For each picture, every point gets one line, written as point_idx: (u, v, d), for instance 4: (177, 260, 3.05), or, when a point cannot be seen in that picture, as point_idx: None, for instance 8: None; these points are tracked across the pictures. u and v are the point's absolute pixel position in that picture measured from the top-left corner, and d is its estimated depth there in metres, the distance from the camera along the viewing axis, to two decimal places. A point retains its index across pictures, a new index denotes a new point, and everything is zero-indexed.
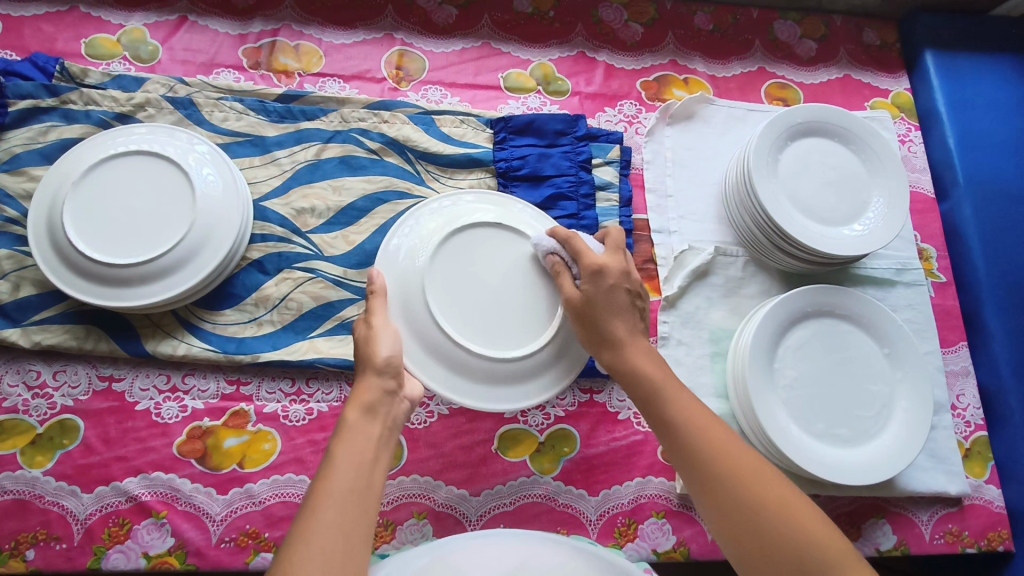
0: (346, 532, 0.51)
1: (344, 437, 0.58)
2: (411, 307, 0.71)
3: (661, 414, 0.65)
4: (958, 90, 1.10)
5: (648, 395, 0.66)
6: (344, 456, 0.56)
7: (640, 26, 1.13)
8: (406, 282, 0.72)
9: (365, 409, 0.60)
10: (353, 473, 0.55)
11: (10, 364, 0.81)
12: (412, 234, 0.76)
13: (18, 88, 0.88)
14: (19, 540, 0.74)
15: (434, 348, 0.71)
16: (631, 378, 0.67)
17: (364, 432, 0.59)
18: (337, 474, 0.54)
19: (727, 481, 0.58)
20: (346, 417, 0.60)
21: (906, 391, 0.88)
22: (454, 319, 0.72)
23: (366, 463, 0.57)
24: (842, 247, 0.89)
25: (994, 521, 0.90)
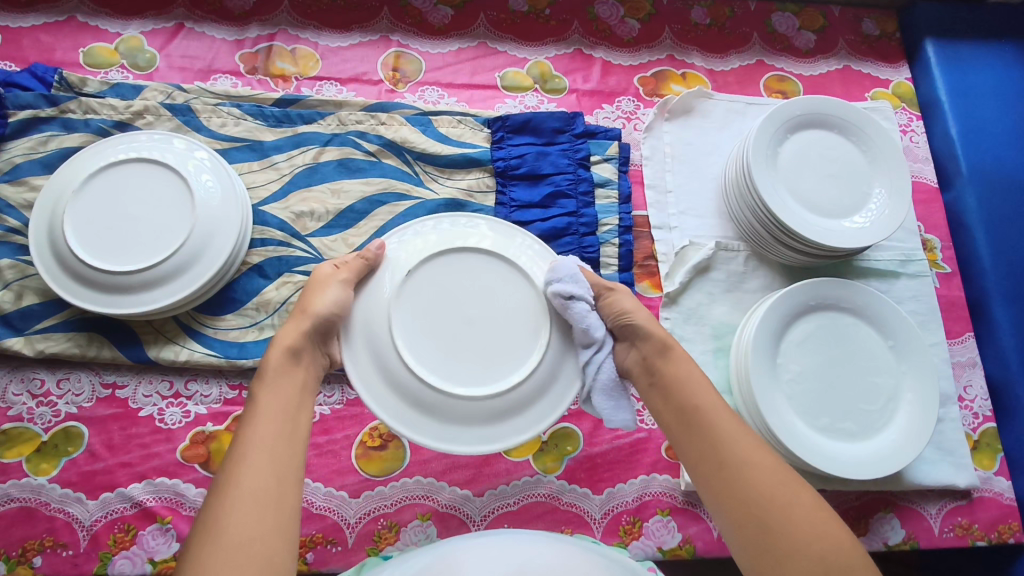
0: (273, 478, 0.54)
1: (267, 384, 0.62)
2: (381, 350, 0.65)
3: (691, 418, 0.63)
4: (959, 79, 1.09)
5: (675, 399, 0.65)
6: (268, 401, 0.60)
7: (637, 22, 1.13)
8: (374, 318, 0.67)
9: (287, 353, 0.64)
10: (274, 420, 0.59)
11: (13, 373, 0.82)
12: (398, 256, 0.70)
13: (17, 98, 0.89)
14: (25, 547, 0.75)
15: (397, 385, 0.65)
16: (663, 377, 0.66)
17: (286, 377, 0.63)
18: (259, 424, 0.58)
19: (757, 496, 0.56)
20: (268, 361, 0.63)
21: (912, 383, 0.87)
22: (414, 333, 0.66)
23: (286, 407, 0.60)
24: (842, 240, 0.88)
25: (1005, 514, 0.88)
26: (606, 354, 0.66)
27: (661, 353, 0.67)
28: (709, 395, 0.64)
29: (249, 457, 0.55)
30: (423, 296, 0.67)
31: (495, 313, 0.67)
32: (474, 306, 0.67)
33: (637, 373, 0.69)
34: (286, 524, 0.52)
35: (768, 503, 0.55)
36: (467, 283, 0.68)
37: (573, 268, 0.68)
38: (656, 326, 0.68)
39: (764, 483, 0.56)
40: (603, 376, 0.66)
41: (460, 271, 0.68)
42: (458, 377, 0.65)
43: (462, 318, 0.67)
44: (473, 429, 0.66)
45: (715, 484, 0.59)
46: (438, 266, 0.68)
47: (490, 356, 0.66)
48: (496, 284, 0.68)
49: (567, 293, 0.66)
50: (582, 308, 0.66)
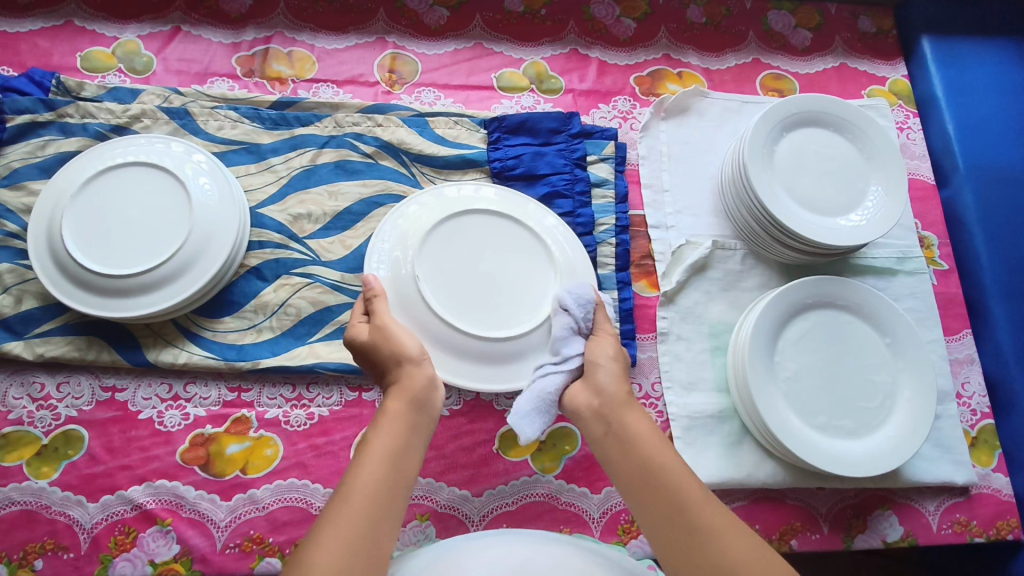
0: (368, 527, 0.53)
1: (382, 424, 0.61)
2: (401, 280, 0.76)
3: (651, 482, 0.60)
4: (955, 75, 1.09)
5: (633, 457, 0.62)
6: (379, 445, 0.59)
7: (633, 22, 1.13)
8: (401, 251, 0.77)
9: (406, 398, 0.63)
10: (384, 465, 0.58)
11: (14, 377, 0.82)
12: (433, 207, 0.82)
13: (15, 103, 0.89)
14: (27, 550, 0.75)
15: (405, 311, 0.75)
16: (622, 431, 0.64)
17: (400, 423, 0.61)
18: (366, 466, 0.57)
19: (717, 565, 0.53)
20: (387, 404, 0.63)
21: (909, 380, 0.87)
22: (439, 287, 0.76)
23: (398, 450, 0.59)
24: (838, 238, 0.88)
25: (1003, 510, 0.89)
26: (559, 372, 0.69)
27: (620, 405, 0.66)
28: (669, 454, 0.62)
29: (349, 498, 0.54)
30: (448, 246, 0.78)
31: (503, 272, 0.78)
32: (485, 258, 0.79)
33: (591, 423, 0.66)
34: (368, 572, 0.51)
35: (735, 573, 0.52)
36: (487, 242, 0.80)
37: (587, 296, 0.73)
38: (619, 384, 0.67)
39: (729, 552, 0.54)
40: (540, 384, 0.68)
41: (483, 231, 0.80)
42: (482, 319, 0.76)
43: (476, 269, 0.78)
44: (505, 363, 0.76)
45: (679, 551, 0.56)
46: (447, 231, 0.79)
47: (489, 305, 0.77)
48: (510, 249, 0.80)
49: (565, 302, 0.72)
50: (565, 323, 0.71)
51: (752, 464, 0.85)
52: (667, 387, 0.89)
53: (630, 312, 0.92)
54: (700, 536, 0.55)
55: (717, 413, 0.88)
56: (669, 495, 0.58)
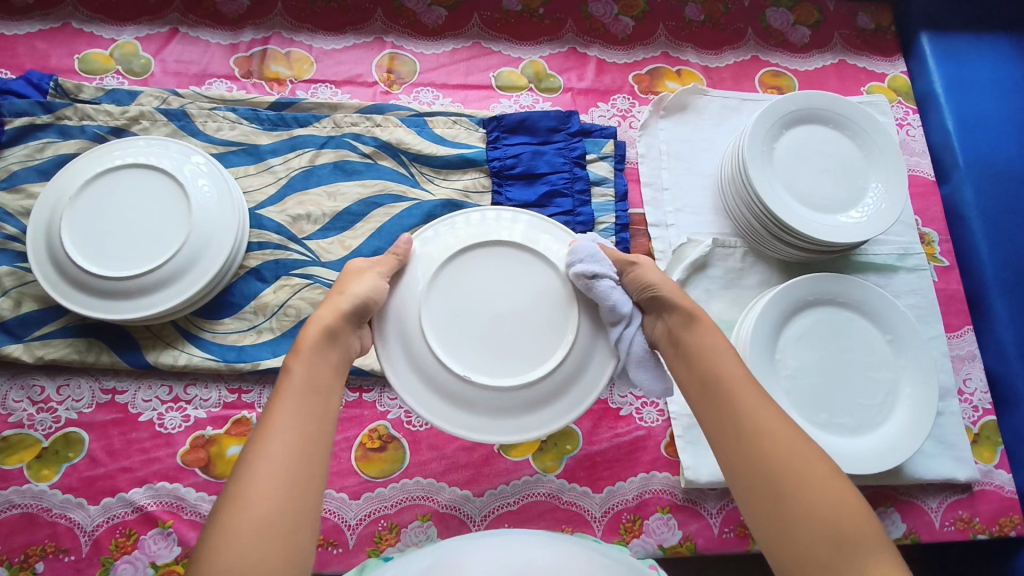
0: (299, 454, 0.53)
1: (298, 357, 0.59)
2: (412, 346, 0.65)
3: (712, 391, 0.61)
4: (955, 71, 1.09)
5: (696, 368, 0.63)
6: (297, 378, 0.57)
7: (631, 20, 1.12)
8: (403, 314, 0.66)
9: (323, 329, 0.61)
10: (306, 395, 0.57)
11: (14, 379, 0.82)
12: (430, 250, 0.69)
13: (13, 106, 0.89)
14: (28, 553, 0.75)
15: (430, 382, 0.65)
16: (687, 348, 0.64)
17: (319, 355, 0.60)
18: (288, 399, 0.56)
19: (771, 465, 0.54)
20: (305, 336, 0.61)
21: (911, 377, 0.87)
22: (449, 341, 0.65)
23: (316, 384, 0.58)
24: (838, 235, 0.88)
25: (1006, 506, 0.88)
26: (636, 328, 0.66)
27: (686, 324, 0.65)
28: (734, 365, 0.62)
29: (275, 430, 0.53)
30: (451, 291, 0.66)
31: (527, 305, 0.66)
32: (498, 296, 0.66)
33: (665, 346, 0.67)
34: (307, 499, 0.51)
35: (783, 469, 0.54)
36: (496, 275, 0.67)
37: (592, 248, 0.65)
38: (681, 297, 0.66)
39: (781, 451, 0.55)
40: (635, 348, 0.65)
41: (489, 263, 0.67)
42: (505, 369, 0.65)
43: (490, 311, 0.66)
44: (535, 411, 0.66)
45: (731, 451, 0.58)
46: (449, 272, 0.66)
47: (521, 345, 0.65)
48: (526, 275, 0.67)
49: (589, 272, 0.64)
50: (607, 286, 0.64)
51: None
52: None
53: None
54: (750, 437, 0.56)
55: None
56: (728, 402, 0.59)
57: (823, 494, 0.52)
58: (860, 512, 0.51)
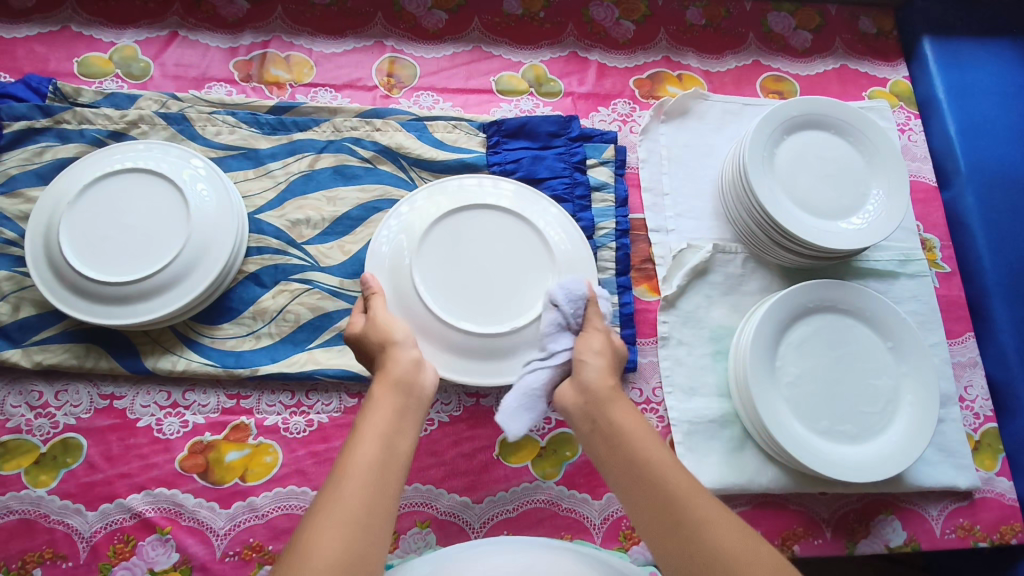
0: (366, 511, 0.52)
1: (369, 411, 0.60)
2: (406, 297, 0.77)
3: (642, 475, 0.58)
4: (957, 77, 1.08)
5: (620, 449, 0.61)
6: (369, 428, 0.58)
7: (632, 24, 1.12)
8: (399, 269, 0.78)
9: (392, 382, 0.63)
10: (376, 450, 0.56)
11: (12, 385, 0.82)
12: (417, 212, 0.83)
13: (12, 110, 0.89)
14: (25, 559, 0.75)
15: (421, 329, 0.76)
16: (609, 426, 0.62)
17: (389, 406, 0.61)
18: (361, 452, 0.56)
19: (708, 553, 0.52)
20: (374, 390, 0.62)
21: (912, 384, 0.86)
22: (440, 289, 0.78)
23: (389, 435, 0.58)
24: (840, 241, 0.87)
25: (1007, 514, 0.88)
26: (546, 367, 0.68)
27: (605, 400, 0.64)
28: (658, 447, 0.60)
29: (342, 484, 0.53)
30: (442, 249, 0.80)
31: (504, 262, 0.80)
32: (482, 254, 0.80)
33: (579, 419, 0.65)
34: (369, 560, 0.50)
35: (727, 563, 0.51)
36: (481, 236, 0.81)
37: (579, 290, 0.70)
38: (605, 378, 0.65)
39: (723, 544, 0.52)
40: (526, 381, 0.67)
41: (473, 225, 0.81)
42: (488, 317, 0.77)
43: (475, 267, 0.80)
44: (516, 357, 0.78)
45: (668, 546, 0.54)
46: (440, 232, 0.80)
47: (500, 297, 0.78)
48: (507, 240, 0.81)
49: (554, 298, 0.70)
50: (554, 318, 0.69)
51: (754, 469, 0.85)
52: (668, 392, 0.89)
53: (631, 316, 0.91)
54: (689, 527, 0.54)
55: (719, 418, 0.87)
56: (659, 489, 0.57)
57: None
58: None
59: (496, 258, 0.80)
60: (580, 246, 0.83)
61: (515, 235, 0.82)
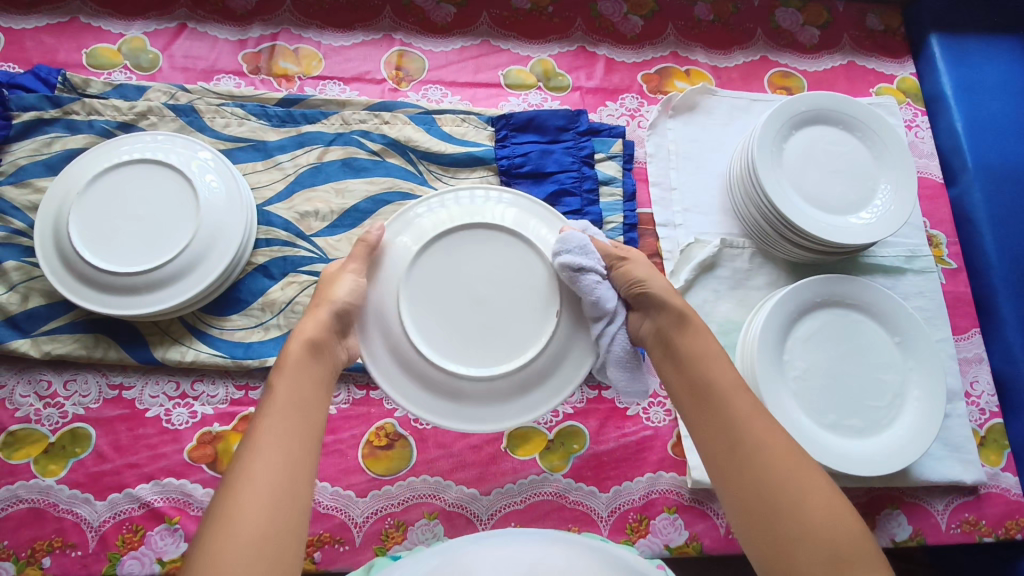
0: (284, 470, 0.54)
1: (283, 374, 0.61)
2: (393, 341, 0.65)
3: (705, 395, 0.62)
4: (964, 73, 1.09)
5: (687, 371, 0.64)
6: (284, 392, 0.59)
7: (640, 19, 1.12)
8: (384, 306, 0.66)
9: (308, 346, 0.63)
10: (292, 413, 0.58)
11: (21, 375, 0.82)
12: (407, 234, 0.69)
13: (21, 100, 0.89)
14: (34, 548, 0.75)
15: (422, 381, 0.65)
16: (676, 350, 0.65)
17: (303, 370, 0.62)
18: (274, 414, 0.57)
19: (760, 469, 0.55)
20: (288, 352, 0.63)
21: (919, 379, 0.87)
22: (430, 328, 0.65)
23: (303, 398, 0.60)
24: (848, 236, 0.88)
25: (1012, 509, 0.88)
26: (618, 325, 0.65)
27: (677, 325, 0.66)
28: (726, 371, 0.63)
29: (260, 446, 0.54)
30: (430, 280, 0.66)
31: (508, 291, 0.66)
32: (481, 282, 0.66)
33: (651, 346, 0.68)
34: (293, 518, 0.52)
35: (781, 483, 0.54)
36: (472, 258, 0.66)
37: (582, 240, 0.65)
38: (671, 296, 0.67)
39: (775, 464, 0.55)
40: (613, 350, 0.65)
41: (471, 246, 0.67)
42: (487, 358, 0.65)
43: (471, 296, 0.66)
44: (519, 399, 0.66)
45: (722, 462, 0.58)
46: (429, 259, 0.66)
47: (507, 327, 0.65)
48: (506, 257, 0.67)
49: (575, 264, 0.64)
50: (593, 280, 0.64)
51: None
52: None
53: None
54: (745, 446, 0.57)
55: None
56: (721, 412, 0.60)
57: (824, 512, 0.52)
58: (857, 532, 0.51)
59: (496, 282, 0.66)
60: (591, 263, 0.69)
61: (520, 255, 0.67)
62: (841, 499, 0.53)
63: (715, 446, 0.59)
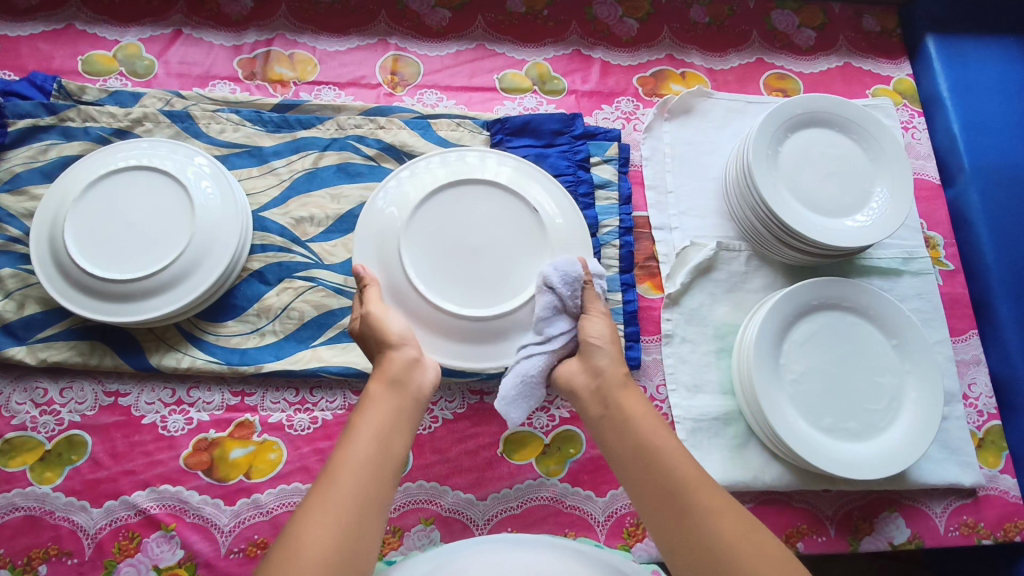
0: (361, 504, 0.55)
1: (367, 407, 0.63)
2: (398, 286, 0.75)
3: (646, 460, 0.61)
4: (961, 74, 1.08)
5: (627, 436, 0.64)
6: (366, 423, 0.61)
7: (636, 22, 1.12)
8: (389, 253, 0.76)
9: (388, 380, 0.66)
10: (373, 446, 0.59)
11: (17, 382, 0.82)
12: (403, 195, 0.79)
13: (17, 108, 0.89)
14: (30, 556, 0.75)
15: (428, 323, 0.75)
16: (616, 413, 0.66)
17: (387, 404, 0.63)
18: (355, 447, 0.59)
19: (709, 538, 0.55)
20: (371, 386, 0.66)
21: (916, 382, 0.86)
22: (431, 274, 0.75)
23: (385, 431, 0.61)
24: (844, 238, 0.87)
25: (1011, 512, 0.88)
26: (542, 352, 0.71)
27: (615, 386, 0.68)
28: (663, 435, 0.63)
29: (339, 479, 0.56)
30: (430, 236, 0.76)
31: (498, 239, 0.76)
32: (474, 232, 0.76)
33: (590, 403, 0.69)
34: (358, 554, 0.52)
35: (729, 549, 0.53)
36: (465, 215, 0.77)
37: (575, 272, 0.71)
38: (616, 365, 0.69)
39: (722, 529, 0.55)
40: (522, 366, 0.71)
41: (465, 201, 0.77)
42: (482, 298, 0.75)
43: (467, 250, 0.76)
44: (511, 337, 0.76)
45: (672, 531, 0.57)
46: (428, 214, 0.77)
47: (502, 272, 0.75)
48: (496, 214, 0.77)
49: (548, 280, 0.71)
50: (548, 301, 0.70)
51: (758, 466, 0.85)
52: (672, 390, 0.89)
53: (634, 314, 0.91)
54: (691, 513, 0.57)
55: (723, 415, 0.87)
56: (665, 478, 0.59)
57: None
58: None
59: (488, 236, 0.76)
60: (572, 214, 0.80)
61: (509, 208, 0.78)
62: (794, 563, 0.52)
63: (664, 518, 0.58)
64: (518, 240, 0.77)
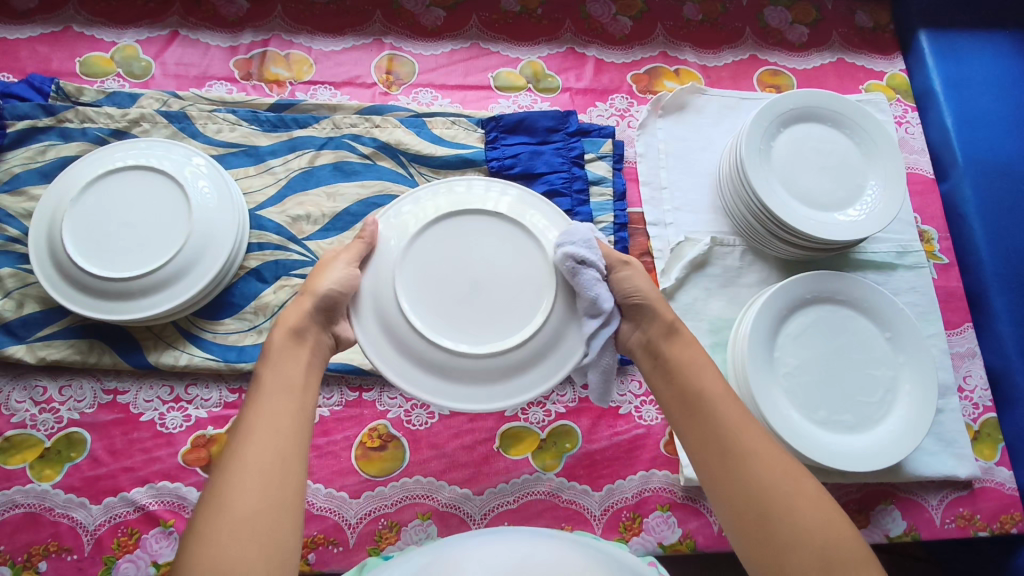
0: (277, 455, 0.55)
1: (271, 361, 0.62)
2: (395, 331, 0.65)
3: (694, 404, 0.62)
4: (954, 69, 1.09)
5: (677, 380, 0.64)
6: (271, 379, 0.60)
7: (629, 20, 1.13)
8: (384, 296, 0.66)
9: (292, 332, 0.64)
10: (279, 399, 0.59)
11: (17, 381, 0.83)
12: (396, 229, 0.69)
13: (15, 109, 0.90)
14: (30, 552, 0.75)
15: (431, 368, 0.65)
16: (666, 361, 0.66)
17: (290, 357, 0.62)
18: (262, 402, 0.58)
19: (753, 477, 0.56)
20: (272, 340, 0.63)
21: (910, 375, 0.87)
22: (431, 314, 0.65)
23: (290, 384, 0.60)
24: (837, 232, 0.88)
25: (1007, 504, 0.88)
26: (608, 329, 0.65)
27: (663, 336, 0.66)
28: (714, 381, 0.63)
29: (253, 436, 0.55)
30: (428, 271, 0.66)
31: (503, 268, 0.66)
32: (476, 263, 0.66)
33: (640, 357, 0.68)
34: (290, 501, 0.53)
35: (770, 489, 0.55)
36: (465, 246, 0.67)
37: (588, 236, 0.65)
38: (663, 309, 0.67)
39: (766, 472, 0.56)
40: (599, 358, 0.66)
41: (463, 232, 0.67)
42: (492, 335, 0.64)
43: (469, 282, 0.66)
44: (527, 372, 0.65)
45: (714, 470, 0.59)
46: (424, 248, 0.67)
47: (512, 304, 0.65)
48: (486, 237, 0.67)
49: (576, 256, 0.63)
50: (591, 274, 0.63)
51: None
52: None
53: None
54: (737, 455, 0.58)
55: None
56: (713, 423, 0.60)
57: (814, 518, 0.53)
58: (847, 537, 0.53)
59: (492, 265, 0.66)
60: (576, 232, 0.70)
61: (512, 233, 0.67)
62: (833, 506, 0.54)
63: (708, 458, 0.60)
64: (523, 256, 0.66)
